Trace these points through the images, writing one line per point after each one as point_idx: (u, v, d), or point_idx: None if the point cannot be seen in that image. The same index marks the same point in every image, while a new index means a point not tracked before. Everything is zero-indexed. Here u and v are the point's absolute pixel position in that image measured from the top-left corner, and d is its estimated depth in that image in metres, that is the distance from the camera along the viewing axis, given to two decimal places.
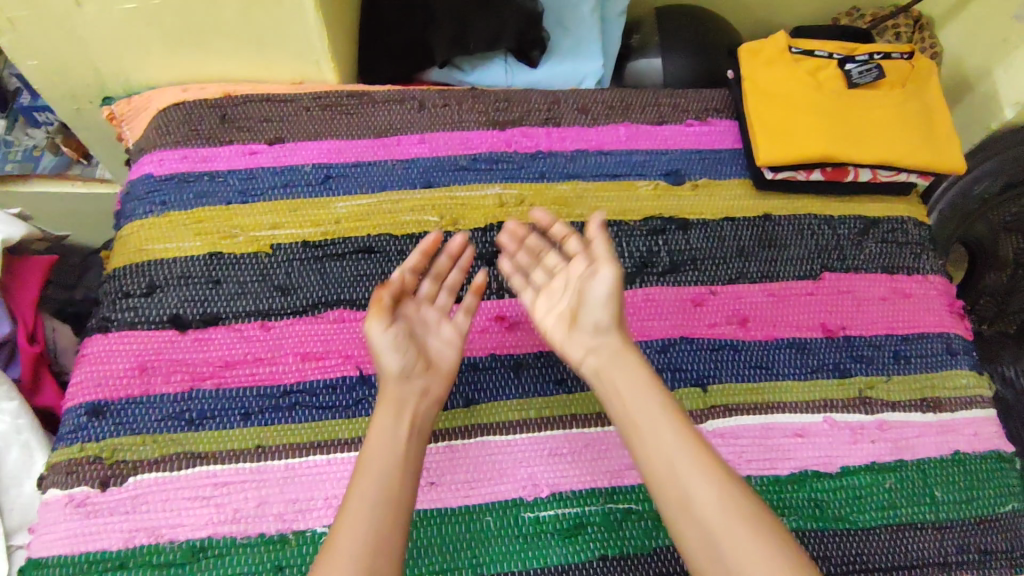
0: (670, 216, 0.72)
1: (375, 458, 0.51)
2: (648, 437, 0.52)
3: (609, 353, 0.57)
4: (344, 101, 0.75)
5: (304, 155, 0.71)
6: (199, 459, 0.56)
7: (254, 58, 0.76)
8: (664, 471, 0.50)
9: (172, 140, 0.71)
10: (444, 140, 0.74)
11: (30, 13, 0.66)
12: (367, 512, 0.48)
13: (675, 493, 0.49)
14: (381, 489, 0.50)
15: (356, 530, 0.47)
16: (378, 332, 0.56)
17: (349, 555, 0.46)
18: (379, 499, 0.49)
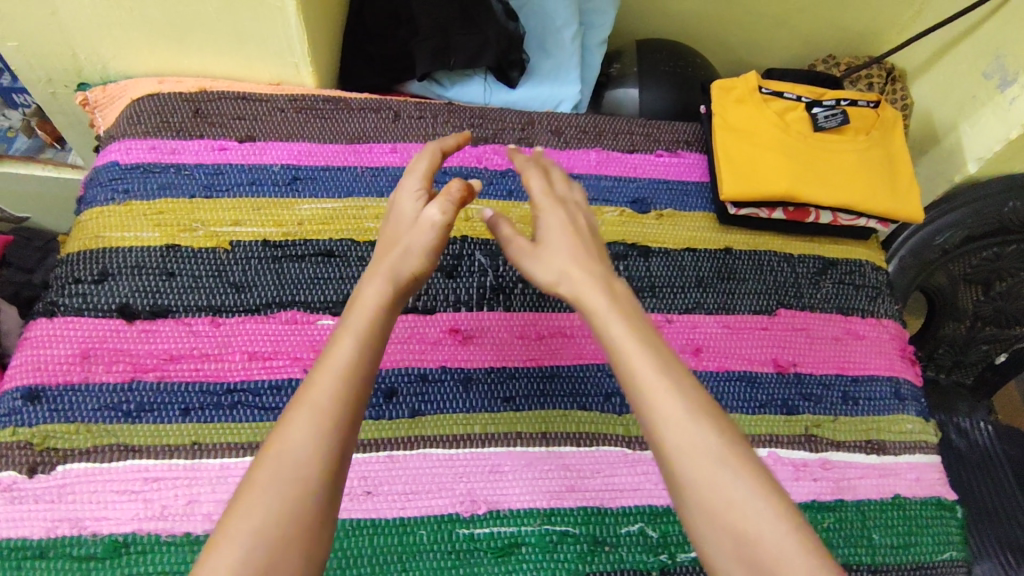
0: (633, 243, 0.73)
1: (352, 326, 0.47)
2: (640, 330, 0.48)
3: (582, 262, 0.53)
4: (319, 105, 0.75)
5: (274, 155, 0.72)
6: (132, 452, 0.55)
7: (233, 57, 0.76)
8: (660, 364, 0.46)
9: (142, 130, 0.71)
10: (415, 151, 0.75)
11: None
12: (334, 376, 0.44)
13: (662, 391, 0.44)
14: (358, 350, 0.45)
15: (319, 395, 0.43)
16: (434, 214, 0.53)
17: (307, 422, 0.42)
18: (344, 372, 0.44)
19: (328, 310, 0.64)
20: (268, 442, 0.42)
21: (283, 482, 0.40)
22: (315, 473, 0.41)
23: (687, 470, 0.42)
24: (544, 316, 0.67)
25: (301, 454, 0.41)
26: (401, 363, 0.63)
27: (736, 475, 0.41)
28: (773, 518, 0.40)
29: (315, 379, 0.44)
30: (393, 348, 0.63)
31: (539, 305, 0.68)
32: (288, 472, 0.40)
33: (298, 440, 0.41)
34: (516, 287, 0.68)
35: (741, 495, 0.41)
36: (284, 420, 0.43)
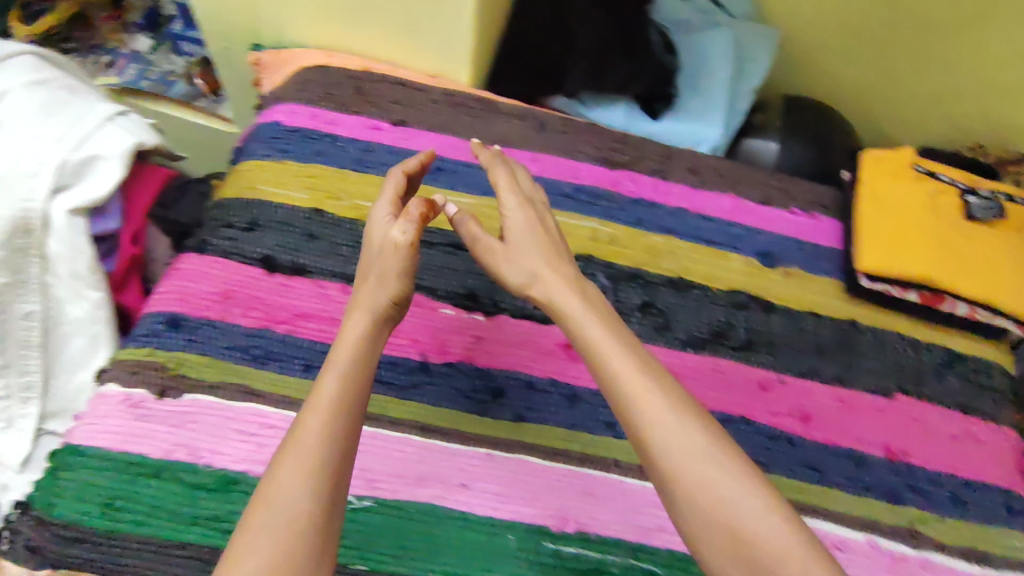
0: (756, 295, 0.71)
1: (336, 359, 0.50)
2: (618, 363, 0.50)
3: (555, 265, 0.57)
4: (471, 104, 0.78)
5: (422, 143, 0.74)
6: (253, 396, 0.58)
7: (400, 41, 0.78)
8: (639, 397, 0.48)
9: (306, 97, 0.75)
10: (554, 164, 0.75)
11: None
12: (316, 418, 0.47)
13: (645, 431, 0.47)
14: (340, 386, 0.48)
15: (305, 437, 0.46)
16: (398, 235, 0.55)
17: (295, 466, 0.44)
18: (332, 407, 0.47)
19: (450, 300, 0.66)
20: (258, 496, 0.44)
21: (276, 525, 0.42)
22: (312, 506, 0.43)
23: (675, 489, 0.46)
24: (657, 350, 0.66)
25: (292, 497, 0.43)
26: (511, 366, 0.63)
27: (722, 477, 0.46)
28: (762, 514, 0.44)
29: (301, 422, 0.47)
30: (507, 350, 0.64)
31: (654, 338, 0.67)
32: (285, 516, 0.42)
33: (287, 485, 0.44)
34: (634, 315, 0.68)
35: (728, 495, 0.45)
36: (275, 464, 0.45)
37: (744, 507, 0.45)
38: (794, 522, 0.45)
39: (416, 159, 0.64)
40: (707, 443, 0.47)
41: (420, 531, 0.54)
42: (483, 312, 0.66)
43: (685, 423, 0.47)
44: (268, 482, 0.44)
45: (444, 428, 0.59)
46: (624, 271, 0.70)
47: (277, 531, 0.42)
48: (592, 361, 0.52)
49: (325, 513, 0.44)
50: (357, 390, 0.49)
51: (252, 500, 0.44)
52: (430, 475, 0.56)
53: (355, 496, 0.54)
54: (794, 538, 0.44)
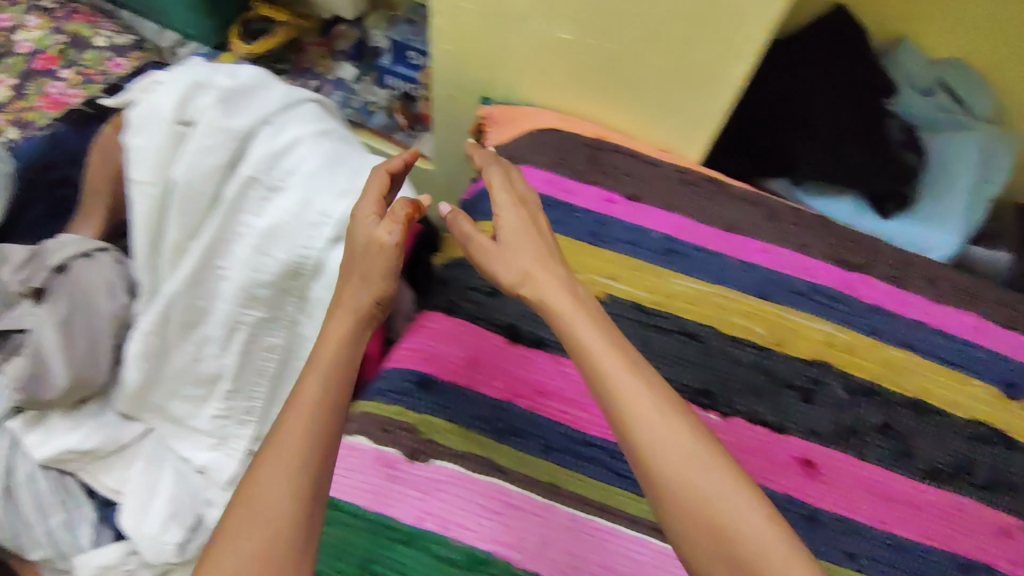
0: (1000, 429, 0.67)
1: (321, 357, 0.52)
2: (585, 340, 0.49)
3: (545, 263, 0.55)
4: (704, 184, 0.75)
5: (654, 221, 0.72)
6: (496, 472, 0.57)
7: (636, 116, 0.76)
8: (633, 395, 0.45)
9: (543, 161, 0.75)
10: (789, 257, 0.73)
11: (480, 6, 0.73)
12: (299, 420, 0.49)
13: (656, 449, 0.43)
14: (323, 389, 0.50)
15: (288, 439, 0.48)
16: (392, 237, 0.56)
17: (275, 463, 0.47)
18: (316, 408, 0.49)
19: (685, 394, 0.64)
20: (240, 490, 0.47)
21: (255, 524, 0.44)
22: (290, 510, 0.45)
23: (688, 508, 0.42)
24: (898, 478, 0.63)
25: (275, 494, 0.45)
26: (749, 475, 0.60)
27: (715, 480, 0.42)
28: (730, 494, 0.42)
29: (294, 425, 0.48)
30: (743, 457, 0.61)
31: (893, 464, 0.63)
32: (263, 511, 0.45)
33: (265, 483, 0.46)
34: (871, 436, 0.64)
35: (711, 492, 0.42)
36: (261, 460, 0.47)
37: (749, 525, 0.41)
38: (775, 518, 0.41)
39: (401, 157, 0.62)
40: (639, 411, 0.45)
41: None
42: (718, 412, 0.63)
43: (634, 391, 0.46)
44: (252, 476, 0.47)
45: None
46: (861, 385, 0.67)
47: (256, 532, 0.44)
48: (580, 359, 0.49)
49: (304, 507, 0.46)
50: (330, 378, 0.51)
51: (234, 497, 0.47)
52: None
53: None
54: (777, 542, 0.40)
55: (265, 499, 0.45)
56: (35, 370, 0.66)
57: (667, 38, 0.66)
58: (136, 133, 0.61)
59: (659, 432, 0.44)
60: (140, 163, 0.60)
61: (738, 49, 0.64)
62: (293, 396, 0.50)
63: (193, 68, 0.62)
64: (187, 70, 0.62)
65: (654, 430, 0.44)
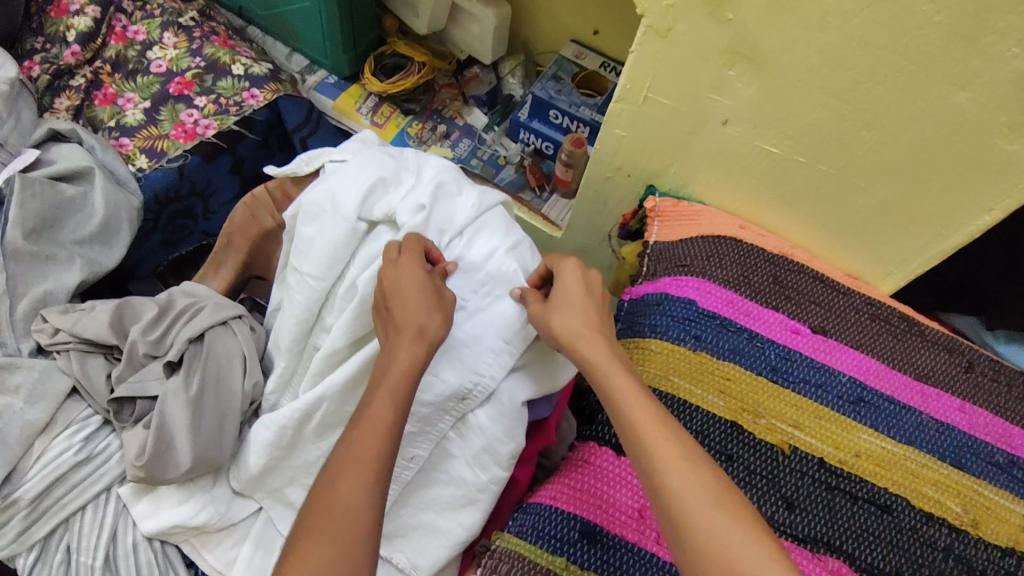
0: None
1: (386, 380, 0.48)
2: (616, 390, 0.49)
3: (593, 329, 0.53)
4: (895, 321, 0.68)
5: (843, 361, 0.65)
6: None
7: (826, 238, 0.70)
8: (652, 439, 0.46)
9: (723, 277, 0.68)
10: (987, 420, 0.65)
11: (673, 102, 0.67)
12: (375, 431, 0.45)
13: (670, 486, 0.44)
14: (393, 404, 0.47)
15: (360, 450, 0.44)
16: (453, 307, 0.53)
17: (353, 475, 0.43)
18: (387, 422, 0.46)
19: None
20: (311, 501, 0.43)
21: (335, 533, 0.40)
22: (370, 519, 0.42)
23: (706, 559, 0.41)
24: None
25: (354, 505, 0.42)
26: None
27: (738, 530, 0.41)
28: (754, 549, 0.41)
29: (358, 439, 0.45)
30: None
31: None
32: (341, 522, 0.41)
33: (346, 494, 0.42)
34: None
35: (728, 541, 0.41)
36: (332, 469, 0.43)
37: None
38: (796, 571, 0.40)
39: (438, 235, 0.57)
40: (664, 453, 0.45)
41: None
42: None
43: (649, 438, 0.46)
44: (325, 487, 0.43)
45: None
46: None
47: (334, 538, 0.40)
48: (615, 421, 0.48)
49: (378, 525, 0.42)
50: (401, 400, 0.47)
51: (303, 509, 0.43)
52: None
53: None
54: None
55: (341, 506, 0.42)
56: (161, 448, 0.61)
57: (907, 175, 0.59)
58: (310, 217, 0.59)
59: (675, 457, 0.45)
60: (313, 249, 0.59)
61: (990, 202, 0.57)
62: (356, 417, 0.47)
63: (379, 158, 0.60)
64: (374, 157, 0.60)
65: (687, 475, 0.44)
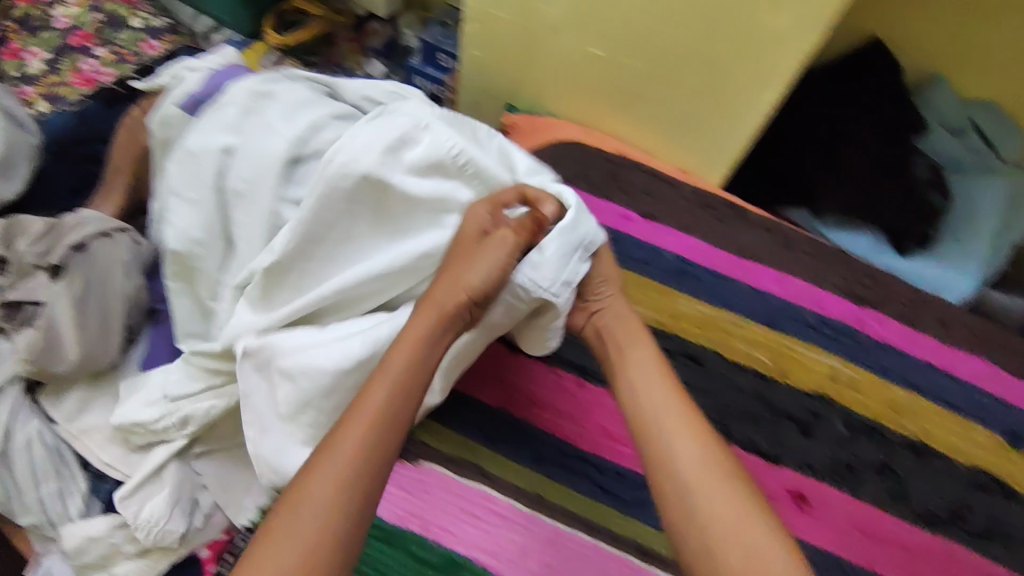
0: (1000, 479, 0.67)
1: (386, 368, 0.49)
2: (637, 363, 0.54)
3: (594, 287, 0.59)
4: (720, 208, 0.76)
5: (669, 241, 0.72)
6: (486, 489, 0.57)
7: (660, 134, 0.77)
8: (648, 413, 0.51)
9: (563, 173, 0.75)
10: (801, 288, 0.72)
11: (510, 16, 0.74)
12: (360, 427, 0.45)
13: (669, 457, 0.48)
14: (382, 401, 0.47)
15: (341, 448, 0.44)
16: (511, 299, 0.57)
17: (327, 474, 0.43)
18: (376, 415, 0.46)
19: None
20: (284, 500, 0.43)
21: (298, 534, 0.41)
22: (333, 523, 0.41)
23: (699, 522, 0.45)
24: (891, 519, 0.62)
25: (315, 507, 0.42)
26: None
27: (729, 498, 0.45)
28: (747, 517, 0.44)
29: (346, 433, 0.45)
30: None
31: (888, 504, 0.63)
32: (303, 527, 0.41)
33: (315, 492, 0.42)
34: (869, 474, 0.64)
35: (708, 506, 0.45)
36: (315, 459, 0.44)
37: (770, 560, 0.42)
38: (792, 549, 0.43)
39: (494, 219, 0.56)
40: (683, 459, 0.48)
41: None
42: None
43: (655, 410, 0.51)
44: (300, 485, 0.43)
45: None
46: (863, 422, 0.66)
47: (296, 541, 0.40)
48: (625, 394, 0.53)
49: (345, 532, 0.42)
50: (398, 394, 0.48)
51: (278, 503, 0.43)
52: None
53: None
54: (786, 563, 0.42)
55: (305, 507, 0.42)
56: (47, 343, 0.66)
57: (705, 63, 0.67)
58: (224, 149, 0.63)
59: (689, 460, 0.47)
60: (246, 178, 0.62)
61: (770, 79, 0.64)
62: (352, 407, 0.47)
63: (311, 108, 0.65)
64: (215, 72, 0.69)
65: (682, 445, 0.48)
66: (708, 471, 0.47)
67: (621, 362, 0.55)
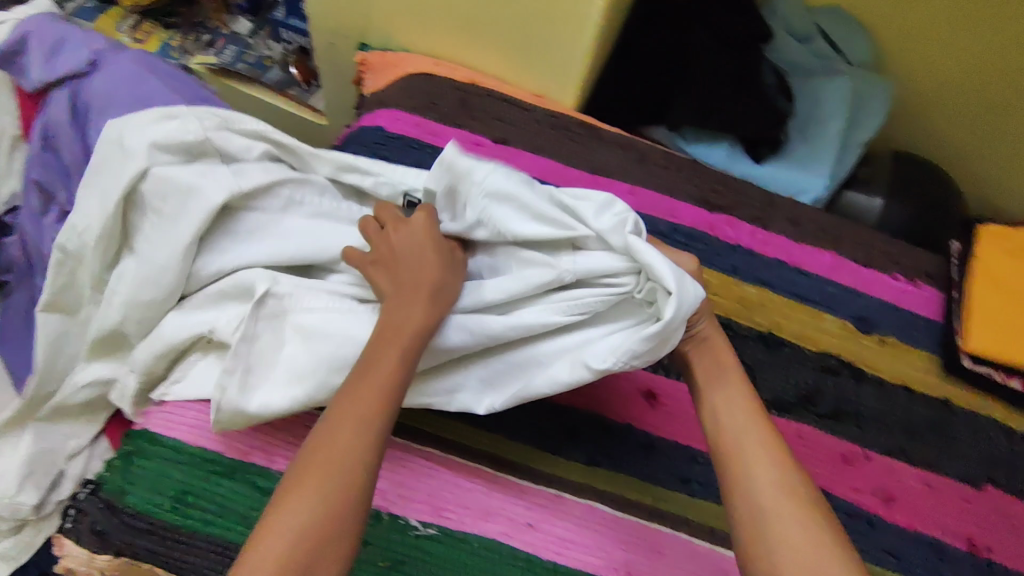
0: (848, 361, 0.69)
1: (377, 363, 0.46)
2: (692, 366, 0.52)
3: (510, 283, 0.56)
4: (573, 128, 0.76)
5: (521, 164, 0.73)
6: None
7: (508, 58, 0.77)
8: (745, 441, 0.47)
9: (411, 105, 0.74)
10: (653, 199, 0.74)
11: None
12: (351, 427, 0.44)
13: (756, 480, 0.46)
14: (375, 398, 0.45)
15: (334, 451, 0.42)
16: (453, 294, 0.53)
17: (321, 481, 0.41)
18: (366, 411, 0.44)
19: None
20: (270, 511, 0.41)
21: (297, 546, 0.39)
22: (333, 529, 0.40)
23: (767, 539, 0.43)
24: None
25: (312, 513, 0.40)
26: (588, 406, 0.63)
27: (786, 505, 0.44)
28: (789, 517, 0.44)
29: (334, 434, 0.43)
30: (585, 390, 0.64)
31: None
32: (304, 541, 0.39)
33: (309, 503, 0.40)
34: None
35: (785, 530, 0.43)
36: (330, 425, 0.44)
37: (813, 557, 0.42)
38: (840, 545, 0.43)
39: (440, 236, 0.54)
40: (762, 479, 0.45)
41: (484, 567, 0.55)
42: None
43: (725, 424, 0.49)
44: (287, 494, 0.41)
45: (516, 461, 0.60)
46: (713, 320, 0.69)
47: (289, 553, 0.39)
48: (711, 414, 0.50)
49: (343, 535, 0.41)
50: (390, 387, 0.46)
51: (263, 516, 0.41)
52: (497, 511, 0.57)
53: (421, 523, 0.56)
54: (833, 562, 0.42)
55: (298, 517, 0.40)
56: None
57: None
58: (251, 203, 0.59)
59: (775, 485, 0.45)
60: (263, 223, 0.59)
61: None
62: (335, 404, 0.45)
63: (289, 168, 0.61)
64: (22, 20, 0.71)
65: (774, 471, 0.46)
66: (805, 505, 0.44)
67: (709, 385, 0.51)
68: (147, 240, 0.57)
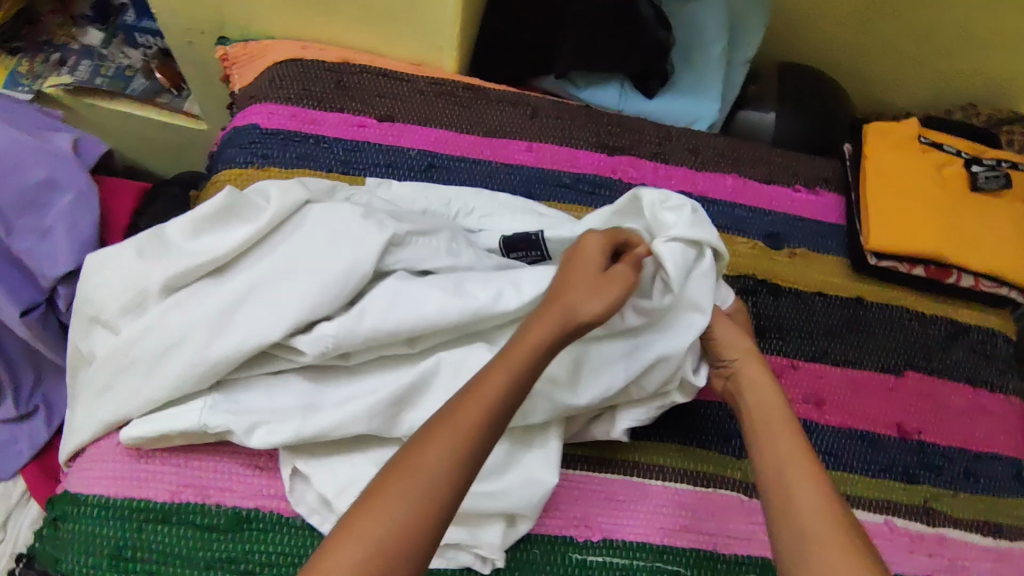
0: (764, 279, 0.71)
1: (455, 422, 0.42)
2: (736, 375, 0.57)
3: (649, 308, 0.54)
4: (459, 93, 0.74)
5: (411, 139, 0.70)
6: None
7: (378, 29, 0.73)
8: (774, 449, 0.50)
9: (283, 96, 0.70)
10: (552, 153, 0.73)
11: None
12: (412, 493, 0.39)
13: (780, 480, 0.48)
14: (450, 464, 0.41)
15: (391, 520, 0.38)
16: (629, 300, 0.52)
17: (365, 550, 0.37)
18: (439, 478, 0.40)
19: None
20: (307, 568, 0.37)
21: None
22: None
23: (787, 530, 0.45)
24: None
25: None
26: None
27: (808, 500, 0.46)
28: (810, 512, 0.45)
29: (390, 498, 0.39)
30: None
31: None
32: None
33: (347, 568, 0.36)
34: None
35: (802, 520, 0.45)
36: (385, 483, 0.40)
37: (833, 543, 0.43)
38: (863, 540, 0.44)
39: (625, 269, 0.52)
40: (789, 477, 0.48)
41: None
42: None
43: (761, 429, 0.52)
44: (327, 554, 0.37)
45: None
46: None
47: None
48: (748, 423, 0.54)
49: None
50: (468, 456, 0.41)
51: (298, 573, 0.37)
52: None
53: None
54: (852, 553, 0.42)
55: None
56: None
57: None
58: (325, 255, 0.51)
59: (796, 483, 0.47)
60: (339, 285, 0.50)
61: None
62: (400, 459, 0.41)
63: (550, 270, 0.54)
64: None
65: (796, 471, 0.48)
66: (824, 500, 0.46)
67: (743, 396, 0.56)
68: (263, 305, 0.50)
